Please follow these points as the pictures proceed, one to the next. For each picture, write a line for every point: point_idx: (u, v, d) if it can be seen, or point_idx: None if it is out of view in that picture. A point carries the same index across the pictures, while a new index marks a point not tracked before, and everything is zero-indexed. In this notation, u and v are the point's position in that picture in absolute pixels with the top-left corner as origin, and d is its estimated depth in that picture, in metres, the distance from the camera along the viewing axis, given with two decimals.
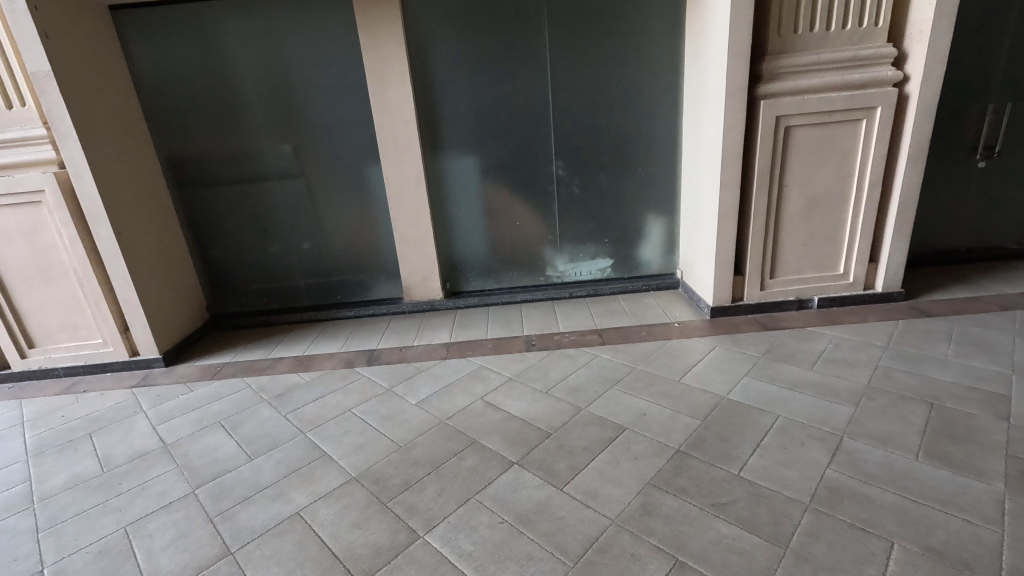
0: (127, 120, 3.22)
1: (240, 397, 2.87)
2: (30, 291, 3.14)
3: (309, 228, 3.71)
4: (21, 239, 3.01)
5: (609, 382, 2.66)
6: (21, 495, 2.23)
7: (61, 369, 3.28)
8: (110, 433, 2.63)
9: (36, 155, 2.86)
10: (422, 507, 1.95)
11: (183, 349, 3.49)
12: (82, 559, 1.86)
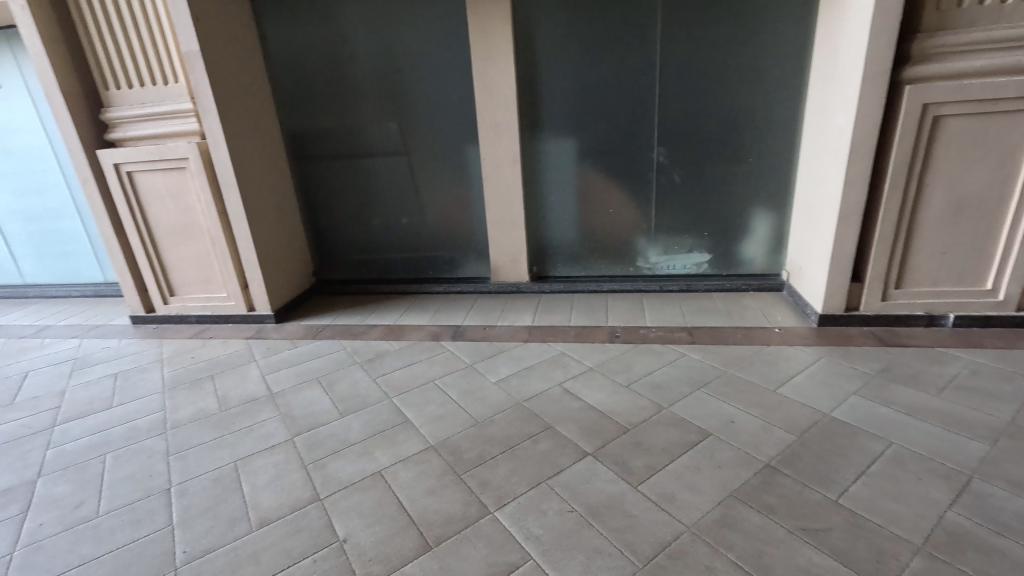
0: (258, 97, 3.54)
1: (336, 358, 3.09)
2: (173, 247, 3.59)
3: (407, 204, 3.88)
4: (168, 200, 3.44)
5: (695, 384, 2.53)
6: (157, 421, 2.59)
7: (193, 316, 3.75)
8: (229, 377, 2.97)
9: (184, 126, 3.24)
10: (494, 484, 1.99)
11: (291, 309, 3.82)
12: (200, 484, 2.12)
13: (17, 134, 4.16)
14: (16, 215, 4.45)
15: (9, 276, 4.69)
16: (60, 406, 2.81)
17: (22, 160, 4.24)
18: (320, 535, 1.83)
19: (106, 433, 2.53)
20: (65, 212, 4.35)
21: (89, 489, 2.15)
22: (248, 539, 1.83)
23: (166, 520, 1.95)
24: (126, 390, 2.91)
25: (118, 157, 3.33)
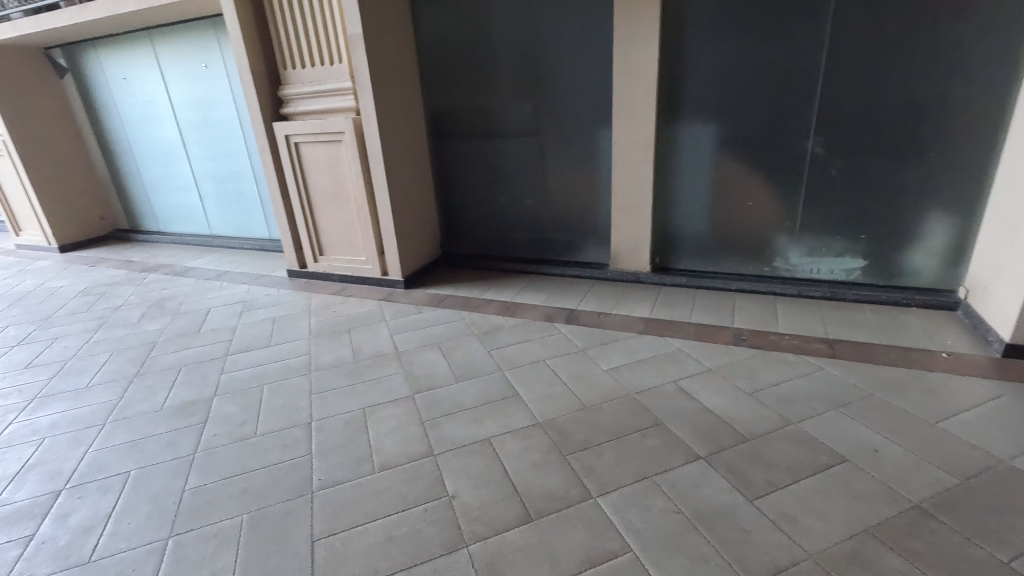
0: (407, 77, 3.79)
1: (456, 327, 3.27)
2: (325, 211, 4.02)
3: (534, 185, 3.93)
4: (325, 169, 3.85)
5: (832, 402, 2.27)
6: (304, 363, 2.97)
7: (336, 275, 4.19)
8: (363, 332, 3.29)
9: (342, 102, 3.58)
10: (598, 470, 1.98)
11: (419, 277, 4.10)
12: (335, 423, 2.39)
13: (215, 107, 4.92)
14: (210, 176, 5.29)
15: (200, 227, 5.62)
16: (232, 339, 3.33)
17: (217, 129, 5.01)
18: (432, 487, 1.97)
19: (264, 368, 2.95)
20: (245, 175, 5.08)
21: (250, 412, 2.54)
22: (371, 478, 2.04)
23: (306, 449, 2.23)
24: (281, 333, 3.36)
25: (289, 129, 3.78)
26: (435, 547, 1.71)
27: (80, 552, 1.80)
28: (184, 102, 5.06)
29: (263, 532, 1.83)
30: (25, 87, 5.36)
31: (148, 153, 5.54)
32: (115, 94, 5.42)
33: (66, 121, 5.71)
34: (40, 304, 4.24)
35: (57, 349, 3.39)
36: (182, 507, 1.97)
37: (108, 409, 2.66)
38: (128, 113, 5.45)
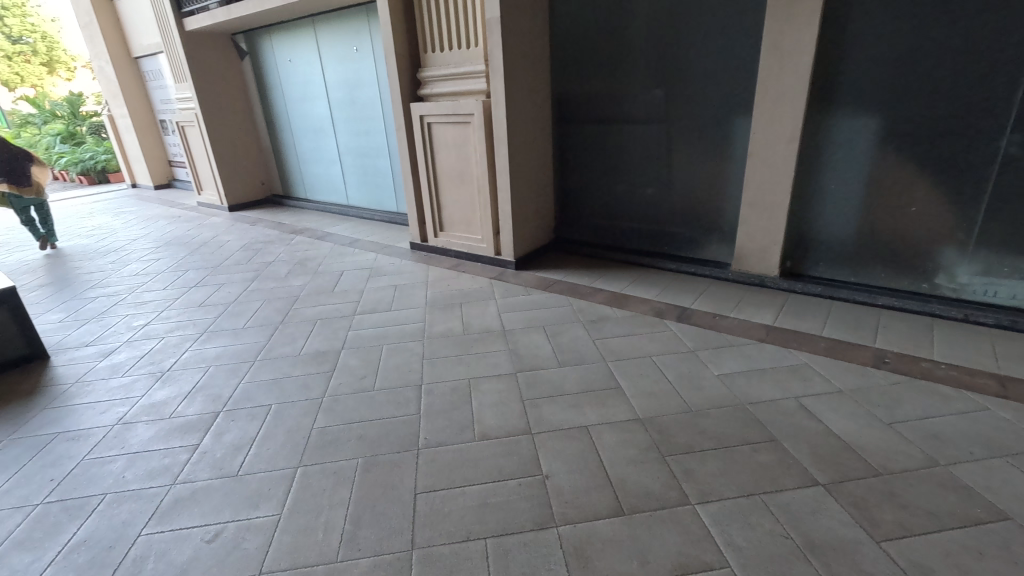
0: (538, 61, 3.82)
1: (562, 312, 3.28)
2: (449, 190, 4.22)
3: (656, 174, 3.78)
4: (452, 149, 4.03)
5: (996, 449, 1.93)
6: (418, 330, 3.18)
7: (453, 251, 4.40)
8: (473, 308, 3.43)
9: (474, 85, 3.71)
10: (699, 477, 1.89)
11: (530, 259, 4.17)
12: (442, 389, 2.55)
13: (361, 87, 5.37)
14: (351, 151, 5.81)
15: (339, 197, 6.22)
16: (358, 300, 3.67)
17: (361, 108, 5.47)
18: (527, 464, 2.02)
19: (384, 329, 3.21)
20: (381, 152, 5.51)
21: (370, 368, 2.79)
22: (471, 445, 2.15)
23: (415, 409, 2.41)
24: (400, 300, 3.63)
25: (424, 110, 4.00)
26: (526, 520, 1.76)
27: (231, 466, 2.13)
28: (336, 82, 5.59)
29: (374, 477, 2.01)
30: (214, 68, 6.28)
31: (303, 128, 6.22)
32: (281, 75, 6.14)
33: (242, 98, 6.59)
34: (213, 254, 5.00)
35: (223, 293, 3.98)
36: (310, 442, 2.24)
37: (258, 349, 3.09)
38: (290, 92, 6.15)
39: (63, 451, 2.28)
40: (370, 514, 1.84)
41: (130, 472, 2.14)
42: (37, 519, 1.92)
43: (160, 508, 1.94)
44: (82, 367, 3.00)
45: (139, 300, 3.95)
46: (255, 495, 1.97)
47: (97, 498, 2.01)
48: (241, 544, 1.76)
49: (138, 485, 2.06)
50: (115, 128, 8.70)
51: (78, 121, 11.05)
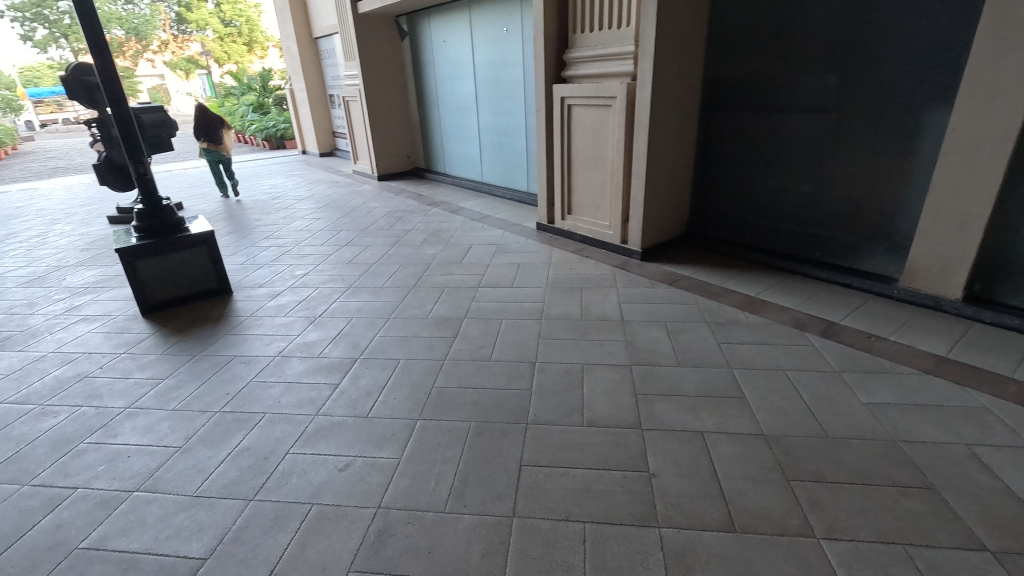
0: (693, 41, 3.59)
1: (687, 310, 3.12)
2: (581, 173, 4.19)
3: (816, 170, 3.39)
4: (590, 133, 3.98)
5: None
6: (537, 309, 3.24)
7: (578, 235, 4.39)
8: (594, 294, 3.40)
9: (620, 67, 3.60)
10: (829, 510, 1.70)
11: (658, 251, 4.01)
12: (555, 369, 2.58)
13: (506, 68, 5.49)
14: (490, 130, 6.02)
15: (474, 174, 6.51)
16: (483, 274, 3.84)
17: (504, 88, 5.61)
18: (634, 458, 1.98)
19: (504, 304, 3.32)
20: (518, 132, 5.62)
21: (489, 339, 2.91)
22: (579, 429, 2.15)
23: (527, 385, 2.47)
24: (522, 278, 3.72)
25: (566, 92, 3.99)
26: (627, 514, 1.74)
27: (362, 408, 2.38)
28: (483, 62, 5.79)
29: (483, 442, 2.12)
30: (378, 47, 6.85)
31: (449, 105, 6.57)
32: (435, 55, 6.52)
33: (399, 77, 7.13)
34: (361, 218, 5.54)
35: (367, 254, 4.41)
36: (430, 399, 2.42)
37: (392, 308, 3.38)
38: (441, 71, 6.51)
39: (237, 372, 2.73)
40: (477, 475, 1.95)
41: (284, 398, 2.49)
42: (215, 424, 2.33)
43: (305, 433, 2.24)
44: (255, 304, 3.53)
45: (301, 253, 4.53)
46: (380, 437, 2.19)
47: (259, 415, 2.38)
48: (365, 478, 1.97)
49: (289, 410, 2.40)
50: (294, 101, 9.94)
51: (267, 94, 12.82)
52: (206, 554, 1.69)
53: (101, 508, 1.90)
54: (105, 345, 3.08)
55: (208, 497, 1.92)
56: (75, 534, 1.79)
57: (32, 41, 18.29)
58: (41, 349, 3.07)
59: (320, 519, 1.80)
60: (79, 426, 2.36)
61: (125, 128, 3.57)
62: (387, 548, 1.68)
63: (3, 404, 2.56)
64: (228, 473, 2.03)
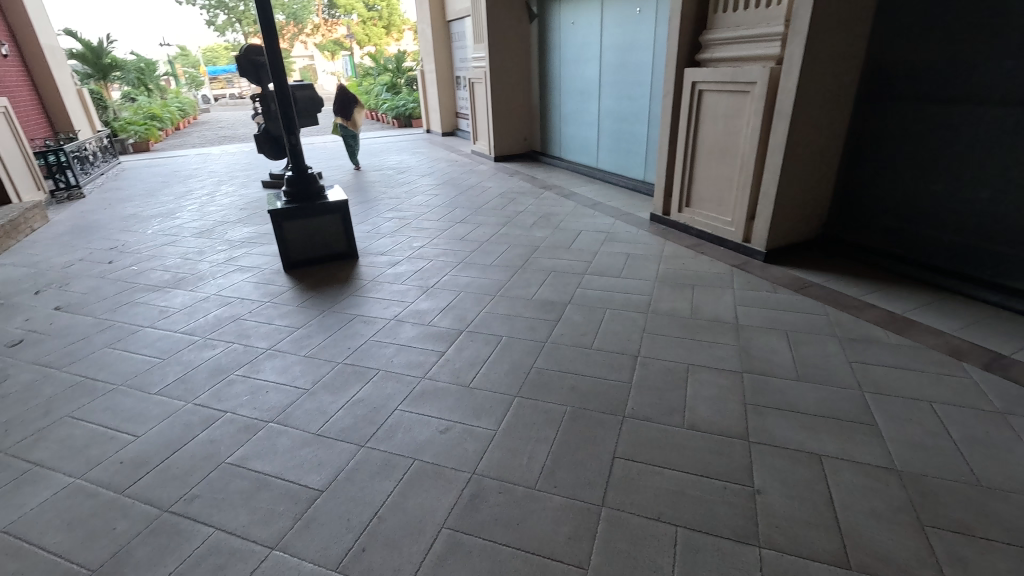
0: (856, 21, 3.19)
1: (813, 321, 2.84)
2: (705, 164, 3.94)
3: (1000, 174, 2.88)
4: (720, 121, 3.72)
5: None
6: (644, 302, 3.14)
7: (695, 229, 4.16)
8: (707, 293, 3.22)
9: (765, 50, 3.31)
10: (972, 568, 1.48)
11: (784, 253, 3.68)
12: (657, 366, 2.50)
13: (635, 50, 5.29)
14: (611, 115, 5.87)
15: (590, 159, 6.42)
16: (591, 261, 3.80)
17: (630, 72, 5.42)
18: (737, 470, 1.87)
19: (610, 294, 3.27)
20: (640, 118, 5.42)
21: (591, 327, 2.89)
22: (679, 430, 2.07)
23: (628, 378, 2.42)
24: (630, 269, 3.63)
25: (698, 76, 3.76)
26: (724, 526, 1.65)
27: (464, 378, 2.50)
28: (611, 44, 5.63)
29: (578, 428, 2.12)
30: (507, 29, 6.94)
31: (571, 89, 6.51)
32: (562, 37, 6.47)
33: (524, 59, 7.19)
34: (476, 197, 5.73)
35: (479, 232, 4.56)
36: (529, 378, 2.47)
37: (499, 286, 3.48)
38: (566, 54, 6.46)
39: (358, 330, 2.99)
40: (569, 459, 1.96)
41: (396, 358, 2.69)
42: (337, 373, 2.59)
43: (412, 393, 2.40)
44: (377, 270, 3.83)
45: (419, 226, 4.81)
46: (479, 407, 2.28)
47: (374, 371, 2.60)
48: (463, 443, 2.07)
49: (400, 370, 2.58)
50: (423, 82, 10.46)
51: (400, 75, 13.65)
52: (323, 487, 1.90)
53: (243, 431, 2.21)
54: (254, 293, 3.54)
55: (327, 438, 2.14)
56: (223, 450, 2.11)
57: (215, 25, 21.12)
58: (207, 291, 3.61)
59: (419, 474, 1.94)
60: (230, 360, 2.75)
61: (284, 103, 4.01)
62: (479, 512, 1.76)
63: (177, 333, 3.06)
64: (345, 419, 2.25)
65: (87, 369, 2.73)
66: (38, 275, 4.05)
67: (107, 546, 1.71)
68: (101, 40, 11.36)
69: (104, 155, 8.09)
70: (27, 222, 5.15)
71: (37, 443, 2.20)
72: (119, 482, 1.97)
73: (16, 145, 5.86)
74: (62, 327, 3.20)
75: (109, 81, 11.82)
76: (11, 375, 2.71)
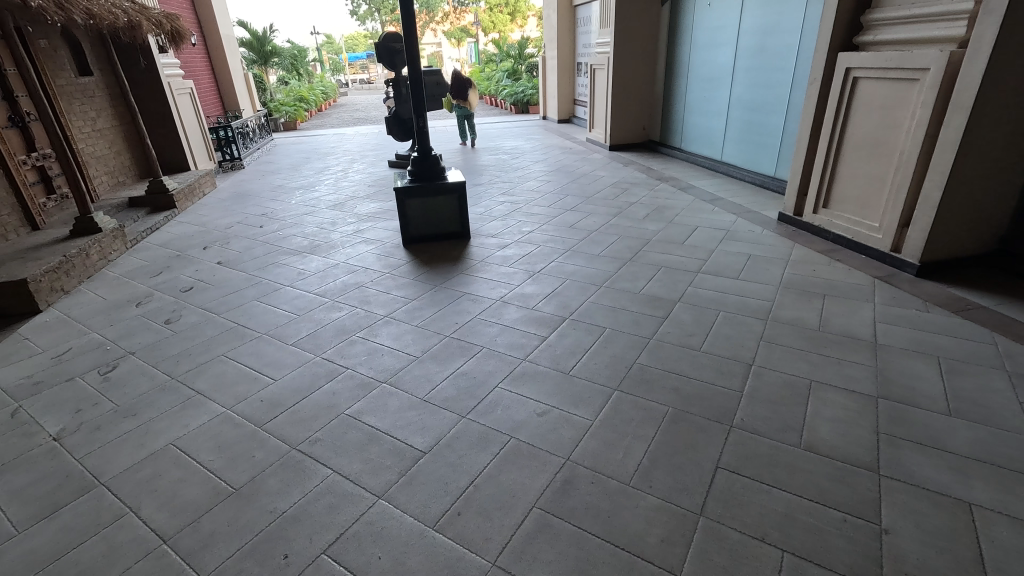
0: None
1: (974, 349, 2.44)
2: (852, 161, 3.51)
3: None
4: (876, 112, 3.28)
5: None
6: (764, 308, 2.91)
7: (832, 233, 3.75)
8: (840, 304, 2.90)
9: (945, 31, 2.85)
10: None
11: (943, 268, 3.18)
12: (773, 378, 2.31)
13: (778, 33, 4.84)
14: (742, 104, 5.46)
15: (713, 151, 6.04)
16: (706, 259, 3.58)
17: (770, 57, 4.98)
18: (862, 504, 1.68)
19: (725, 296, 3.07)
20: (777, 108, 4.97)
21: (702, 328, 2.74)
22: (793, 449, 1.91)
23: (739, 387, 2.26)
24: (751, 271, 3.37)
25: (854, 62, 3.35)
26: (839, 561, 1.50)
27: (565, 365, 2.51)
28: (751, 27, 5.21)
29: (679, 431, 2.04)
30: (636, 13, 6.69)
31: (699, 75, 6.14)
32: (696, 21, 6.11)
33: (651, 44, 6.90)
34: (587, 186, 5.66)
35: (589, 221, 4.51)
36: (631, 373, 2.41)
37: (605, 277, 3.43)
38: (699, 38, 6.09)
39: (466, 307, 3.13)
40: (667, 461, 1.90)
41: (500, 338, 2.77)
42: (445, 345, 2.73)
43: (513, 373, 2.47)
44: (486, 251, 3.96)
45: (530, 211, 4.87)
46: (577, 396, 2.28)
47: (479, 347, 2.70)
48: (558, 429, 2.09)
49: (503, 350, 2.66)
50: (544, 68, 10.48)
51: (522, 61, 13.79)
52: (425, 450, 2.02)
53: (360, 388, 2.42)
54: (376, 264, 3.84)
55: (432, 404, 2.28)
56: (343, 402, 2.33)
57: (358, 15, 22.87)
58: (337, 258, 3.98)
59: (515, 452, 1.99)
60: (353, 323, 3.02)
61: (415, 86, 4.24)
62: (570, 498, 1.77)
63: (311, 293, 3.42)
64: (449, 389, 2.37)
65: (239, 317, 3.16)
66: (206, 234, 4.74)
67: (247, 471, 1.98)
68: (266, 30, 12.83)
69: (262, 132, 9.18)
70: (200, 187, 6.03)
71: (200, 375, 2.59)
72: (259, 417, 2.27)
73: (196, 121, 6.85)
74: (222, 279, 3.72)
75: (269, 66, 13.33)
76: (183, 316, 3.21)
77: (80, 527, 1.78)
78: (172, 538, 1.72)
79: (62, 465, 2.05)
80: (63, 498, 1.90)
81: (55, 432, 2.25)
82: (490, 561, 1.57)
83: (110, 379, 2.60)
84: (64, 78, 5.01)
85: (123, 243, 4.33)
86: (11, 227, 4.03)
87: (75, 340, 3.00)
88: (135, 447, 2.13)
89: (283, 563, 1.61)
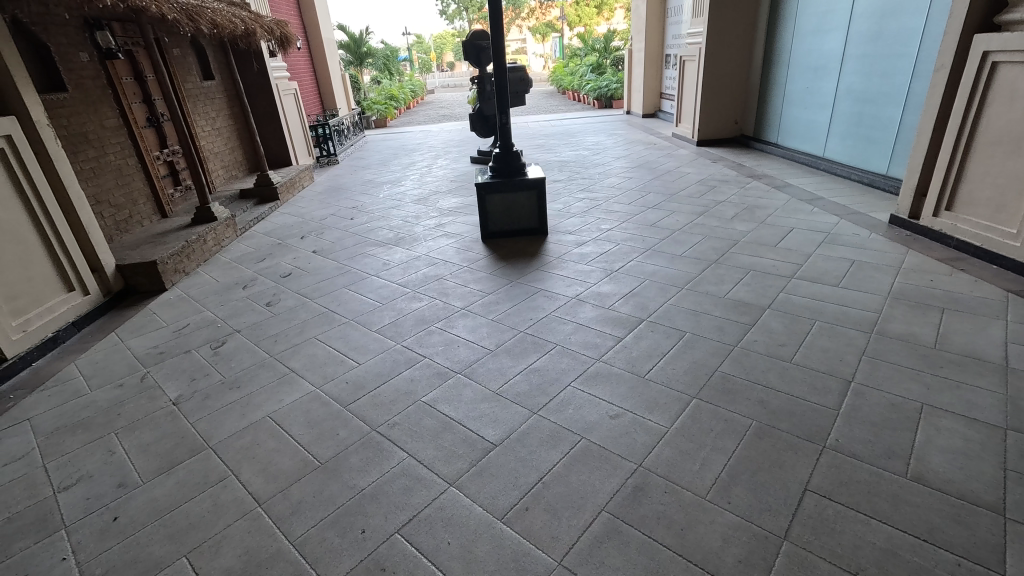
0: None
1: None
2: (984, 158, 3.10)
3: None
4: (1020, 103, 2.86)
5: None
6: (869, 320, 2.64)
7: (956, 239, 3.32)
8: (962, 320, 2.57)
9: None
10: None
11: None
12: (877, 398, 2.09)
13: (900, 14, 4.35)
14: (852, 95, 4.98)
15: (816, 147, 5.58)
16: (802, 264, 3.32)
17: (888, 42, 4.49)
18: (981, 548, 1.48)
19: (823, 304, 2.82)
20: (893, 99, 4.48)
21: (794, 338, 2.55)
22: (899, 479, 1.72)
23: (835, 405, 2.08)
24: (854, 279, 3.07)
25: (993, 45, 2.94)
26: None
27: (640, 368, 2.43)
28: (867, 10, 4.73)
29: (763, 447, 1.91)
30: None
31: (804, 63, 5.67)
32: (802, 5, 5.65)
33: (749, 31, 6.47)
34: (671, 183, 5.44)
35: (672, 219, 4.33)
36: (711, 381, 2.29)
37: (688, 279, 3.27)
38: (804, 24, 5.63)
39: (541, 303, 3.13)
40: (749, 478, 1.78)
41: (574, 336, 2.74)
42: (520, 341, 2.75)
43: (586, 373, 2.44)
44: (564, 248, 3.93)
45: (609, 209, 4.77)
46: (653, 401, 2.21)
47: (552, 344, 2.69)
48: (631, 434, 2.03)
49: (577, 349, 2.63)
50: (630, 62, 10.18)
51: (607, 55, 13.52)
52: (496, 442, 2.05)
53: (436, 377, 2.51)
54: (455, 257, 3.94)
55: (505, 398, 2.31)
56: (420, 390, 2.42)
57: (446, 14, 23.53)
58: (419, 251, 4.13)
59: (586, 452, 1.96)
60: (432, 313, 3.13)
61: (500, 83, 4.28)
62: (641, 505, 1.72)
63: (393, 283, 3.59)
64: (521, 385, 2.39)
65: (330, 303, 3.38)
66: (303, 224, 5.11)
67: (332, 447, 2.12)
68: (362, 32, 13.59)
69: (356, 129, 9.75)
70: (300, 182, 6.52)
71: (295, 355, 2.81)
72: (344, 398, 2.42)
73: (298, 119, 7.40)
74: (316, 267, 4.01)
75: (363, 67, 14.13)
76: (281, 300, 3.50)
77: (192, 484, 2.00)
78: (266, 502, 1.88)
79: (179, 427, 2.31)
80: (179, 456, 2.14)
81: (174, 397, 2.53)
82: (556, 560, 1.56)
83: (220, 353, 2.89)
84: (192, 82, 5.61)
85: (234, 230, 4.79)
86: (145, 215, 4.59)
87: (192, 317, 3.36)
88: (239, 416, 2.35)
89: (360, 537, 1.70)
